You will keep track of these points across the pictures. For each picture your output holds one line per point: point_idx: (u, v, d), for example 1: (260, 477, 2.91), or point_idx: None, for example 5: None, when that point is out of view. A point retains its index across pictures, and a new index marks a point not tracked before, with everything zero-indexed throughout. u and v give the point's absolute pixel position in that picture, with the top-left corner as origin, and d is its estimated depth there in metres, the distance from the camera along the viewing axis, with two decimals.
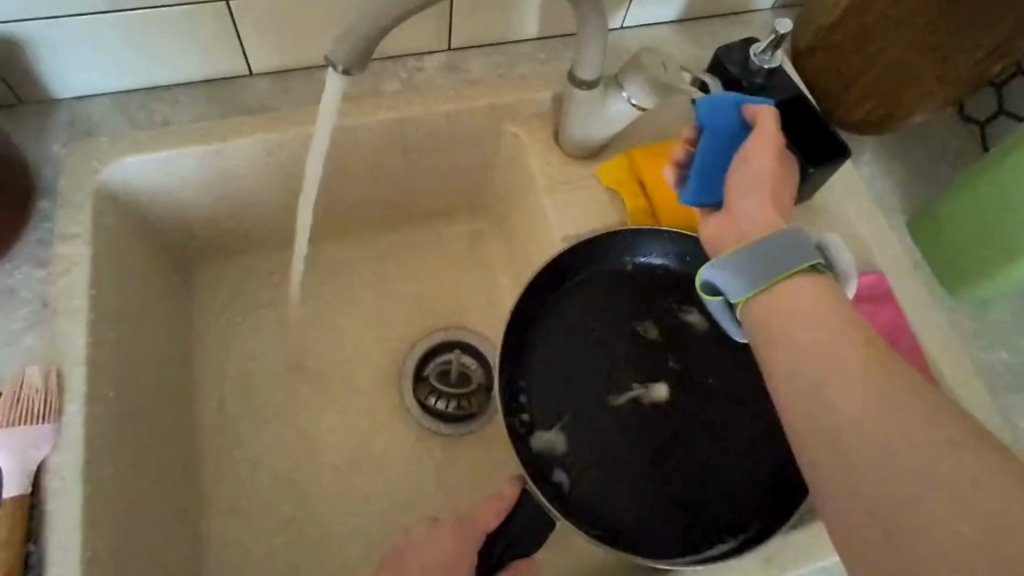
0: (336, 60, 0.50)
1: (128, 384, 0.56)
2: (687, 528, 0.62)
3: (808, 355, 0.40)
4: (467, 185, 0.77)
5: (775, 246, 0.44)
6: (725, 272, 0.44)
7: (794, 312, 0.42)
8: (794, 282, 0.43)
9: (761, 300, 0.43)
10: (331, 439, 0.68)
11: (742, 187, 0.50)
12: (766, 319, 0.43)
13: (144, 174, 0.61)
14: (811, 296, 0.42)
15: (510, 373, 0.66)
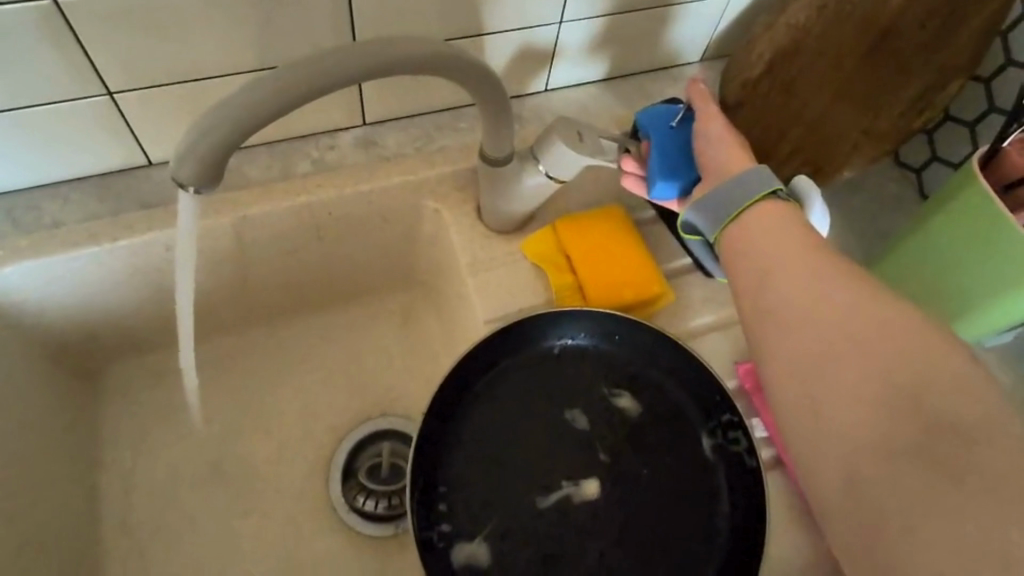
0: (183, 178, 0.41)
1: (11, 511, 0.53)
2: None
3: (768, 290, 0.41)
4: (394, 261, 0.72)
5: (735, 184, 0.46)
6: (698, 211, 0.46)
7: (754, 238, 0.43)
8: (765, 214, 0.44)
9: (731, 231, 0.45)
10: (251, 549, 0.63)
11: (714, 147, 0.51)
12: (735, 249, 0.44)
13: (27, 281, 0.58)
14: (791, 230, 0.43)
15: (425, 477, 0.52)
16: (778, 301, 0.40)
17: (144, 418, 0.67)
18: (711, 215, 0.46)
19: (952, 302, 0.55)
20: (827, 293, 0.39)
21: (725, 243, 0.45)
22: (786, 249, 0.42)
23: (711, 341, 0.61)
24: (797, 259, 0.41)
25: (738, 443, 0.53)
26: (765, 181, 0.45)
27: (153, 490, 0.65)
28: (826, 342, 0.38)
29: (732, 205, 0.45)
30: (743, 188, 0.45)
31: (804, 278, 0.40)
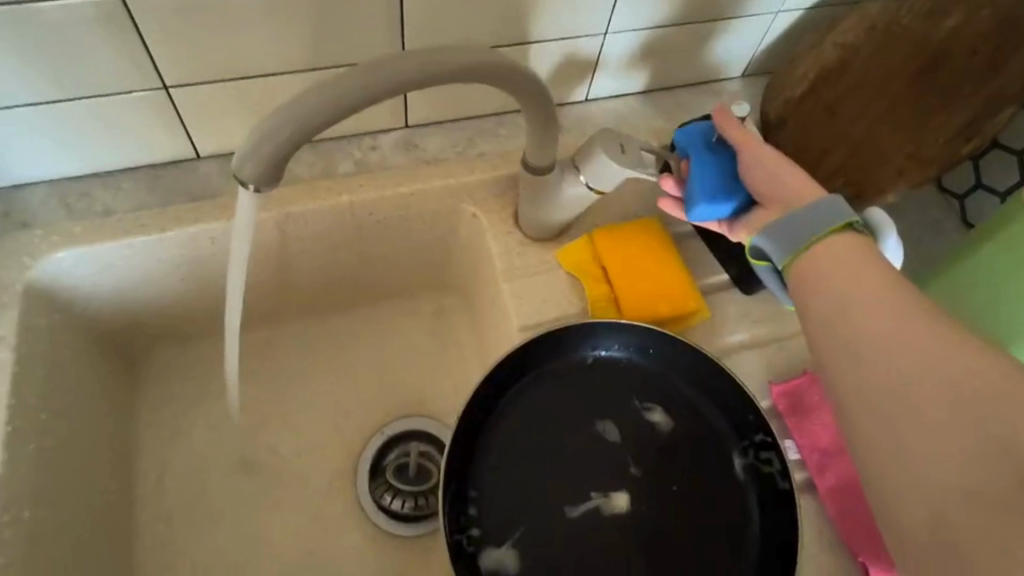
0: (245, 178, 0.42)
1: (55, 488, 0.55)
2: None
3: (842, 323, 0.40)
4: (429, 263, 0.73)
5: (811, 212, 0.45)
6: (769, 237, 0.45)
7: (829, 266, 0.42)
8: (842, 243, 0.43)
9: (803, 259, 0.44)
10: (277, 537, 0.64)
11: (773, 176, 0.50)
12: (809, 276, 0.43)
13: (77, 266, 0.60)
14: (868, 264, 0.42)
15: (457, 480, 0.53)
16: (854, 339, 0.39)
17: (178, 404, 0.69)
18: (784, 242, 0.45)
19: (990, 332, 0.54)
20: (904, 329, 0.38)
21: (796, 270, 0.44)
22: (862, 283, 0.41)
23: (745, 359, 0.60)
24: (875, 296, 0.40)
25: (770, 464, 0.53)
26: (841, 213, 0.44)
27: (184, 475, 0.66)
28: (897, 379, 0.37)
29: (807, 232, 0.44)
30: (818, 217, 0.44)
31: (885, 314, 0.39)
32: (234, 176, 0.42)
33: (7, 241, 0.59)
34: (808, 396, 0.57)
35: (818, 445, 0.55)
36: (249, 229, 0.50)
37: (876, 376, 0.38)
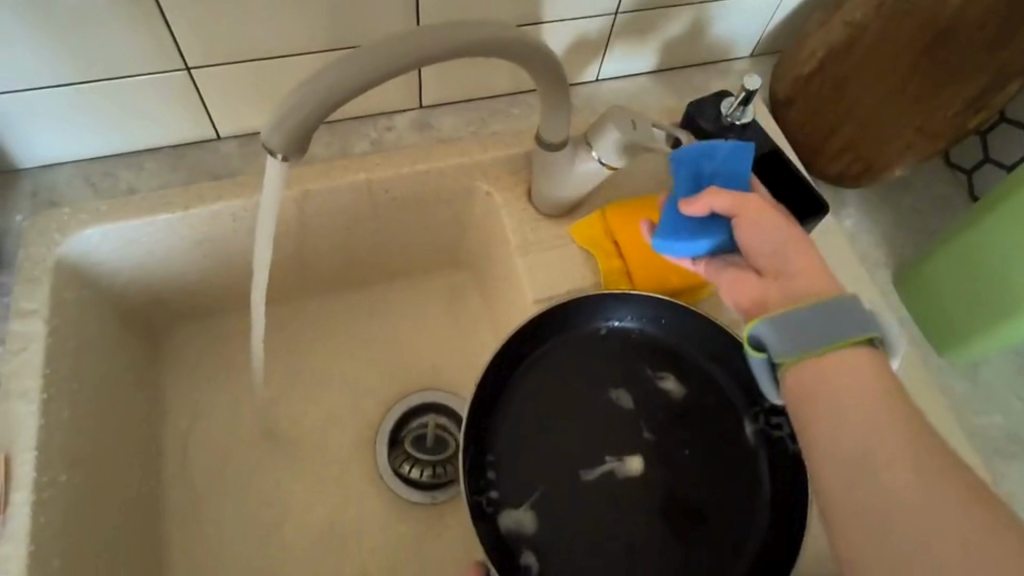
0: (272, 147, 0.44)
1: (88, 456, 0.57)
2: None
3: (857, 455, 0.37)
4: (443, 241, 0.74)
5: (824, 317, 0.40)
6: (774, 330, 0.40)
7: (839, 385, 0.39)
8: (857, 361, 0.39)
9: (807, 366, 0.40)
10: (299, 506, 0.67)
11: (776, 253, 0.45)
12: (810, 389, 0.40)
13: (104, 243, 0.62)
14: (879, 379, 0.38)
15: (476, 445, 0.54)
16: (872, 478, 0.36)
17: (201, 380, 0.71)
18: (791, 340, 0.40)
19: (993, 308, 0.55)
20: (922, 464, 0.35)
21: (797, 374, 0.40)
22: (874, 411, 0.37)
23: None
24: (892, 425, 0.37)
25: (780, 429, 0.55)
26: (861, 320, 0.40)
27: (208, 448, 0.68)
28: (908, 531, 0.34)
29: (818, 339, 0.40)
30: (830, 325, 0.40)
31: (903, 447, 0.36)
32: (263, 147, 0.44)
33: (37, 216, 0.61)
34: None
35: None
36: (278, 191, 0.51)
37: (891, 508, 0.35)
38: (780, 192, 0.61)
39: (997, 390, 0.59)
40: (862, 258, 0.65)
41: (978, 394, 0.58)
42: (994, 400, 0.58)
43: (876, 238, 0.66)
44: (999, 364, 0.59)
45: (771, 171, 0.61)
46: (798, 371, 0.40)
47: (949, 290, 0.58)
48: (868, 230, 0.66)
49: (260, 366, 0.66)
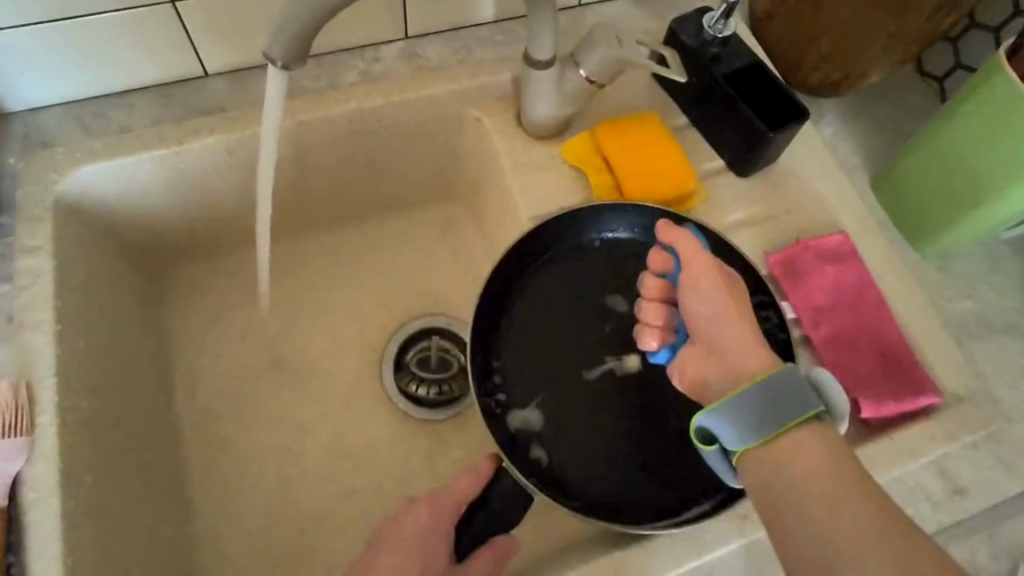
0: (274, 56, 0.44)
1: (103, 386, 0.59)
2: (674, 494, 0.54)
3: (811, 550, 0.37)
4: (436, 173, 0.76)
5: (772, 400, 0.40)
6: (725, 420, 0.40)
7: (793, 472, 0.39)
8: (808, 444, 0.39)
9: (757, 453, 0.40)
10: (312, 430, 0.69)
11: (720, 326, 0.46)
12: (763, 483, 0.40)
13: (102, 181, 0.63)
14: (820, 455, 0.39)
15: (482, 353, 0.57)
16: (830, 565, 0.36)
17: (206, 318, 0.72)
18: (736, 427, 0.40)
19: (970, 195, 0.56)
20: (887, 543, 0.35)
21: (749, 466, 0.40)
22: (827, 488, 0.38)
23: (744, 236, 0.63)
24: (842, 506, 0.37)
25: (768, 321, 0.57)
26: (801, 402, 0.40)
27: (218, 382, 0.70)
28: None
29: (768, 424, 0.40)
30: (780, 408, 0.40)
31: (849, 519, 0.36)
32: (265, 58, 0.45)
33: (31, 157, 0.61)
34: (802, 260, 0.60)
35: (811, 303, 0.59)
36: (278, 118, 0.55)
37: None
38: (756, 104, 0.62)
39: (972, 278, 0.62)
40: (841, 164, 0.67)
41: (954, 283, 0.61)
42: (968, 287, 0.61)
43: (854, 144, 0.68)
44: (972, 256, 0.62)
45: (751, 83, 0.63)
46: (745, 457, 0.41)
47: (921, 187, 0.60)
48: (847, 138, 0.69)
49: (263, 291, 0.70)
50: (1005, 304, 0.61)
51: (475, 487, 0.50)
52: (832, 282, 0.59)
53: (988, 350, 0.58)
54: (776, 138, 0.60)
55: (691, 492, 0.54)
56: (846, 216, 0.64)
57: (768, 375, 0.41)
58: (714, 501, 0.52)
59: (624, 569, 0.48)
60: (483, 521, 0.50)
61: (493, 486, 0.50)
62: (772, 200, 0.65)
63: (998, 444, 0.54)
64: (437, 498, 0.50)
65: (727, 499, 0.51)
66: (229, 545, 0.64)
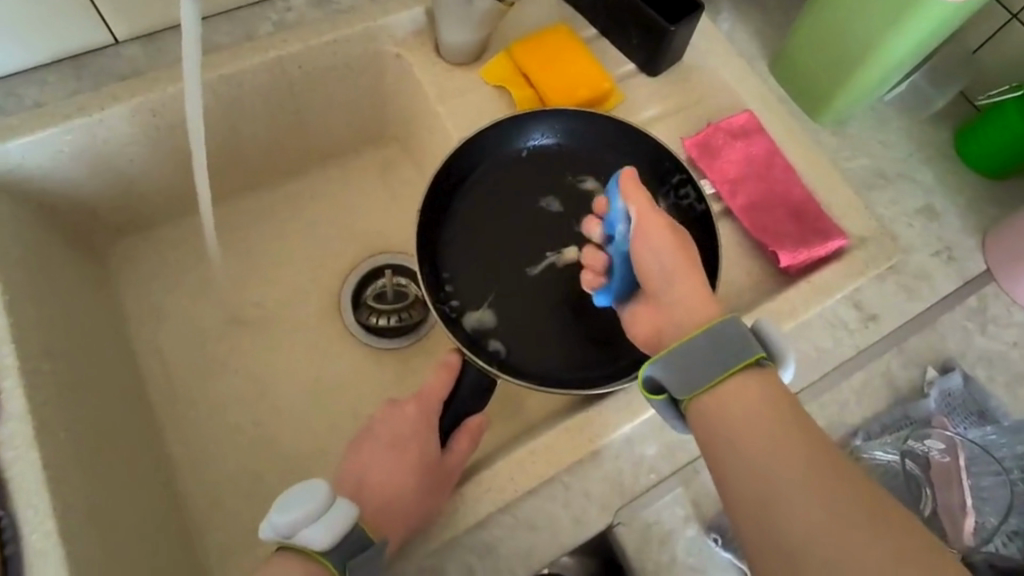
0: None
1: (61, 355, 0.60)
2: (616, 360, 0.60)
3: (754, 484, 0.39)
4: (366, 117, 0.78)
5: (712, 348, 0.42)
6: (668, 369, 0.42)
7: (737, 416, 0.40)
8: (748, 391, 0.41)
9: (704, 400, 0.42)
10: (283, 376, 0.72)
11: (671, 280, 0.48)
12: (710, 424, 0.41)
13: (26, 158, 0.63)
14: (767, 419, 0.40)
15: (431, 267, 0.62)
16: (767, 491, 0.38)
17: (160, 288, 0.75)
18: (680, 376, 0.42)
19: (857, 51, 0.61)
20: (814, 470, 0.38)
21: (697, 412, 0.42)
22: (763, 430, 0.40)
23: (658, 129, 0.68)
24: (779, 444, 0.39)
25: (688, 198, 0.63)
26: (739, 345, 0.42)
27: (182, 341, 0.73)
28: (803, 528, 0.37)
29: (709, 372, 0.42)
30: (721, 356, 0.42)
31: (788, 456, 0.39)
32: None
33: None
34: (716, 138, 0.65)
35: (727, 177, 0.64)
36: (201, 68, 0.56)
37: (784, 513, 0.37)
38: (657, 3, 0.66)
39: (864, 138, 0.68)
40: (740, 54, 0.72)
41: (848, 145, 0.68)
42: (862, 147, 0.68)
43: (750, 35, 0.73)
44: (862, 119, 0.69)
45: None
46: (693, 405, 0.42)
47: (809, 63, 0.66)
48: (743, 30, 0.73)
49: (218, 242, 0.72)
50: (894, 156, 0.67)
51: (447, 382, 0.55)
52: (748, 154, 0.64)
53: (884, 197, 0.65)
54: (676, 31, 0.64)
55: (633, 356, 0.60)
56: (750, 99, 0.69)
57: (709, 326, 0.43)
58: None
59: (586, 427, 0.54)
60: (457, 403, 0.55)
61: (462, 376, 0.56)
62: (680, 94, 0.69)
63: (897, 274, 0.61)
64: (421, 398, 0.54)
65: None
66: (217, 491, 0.67)
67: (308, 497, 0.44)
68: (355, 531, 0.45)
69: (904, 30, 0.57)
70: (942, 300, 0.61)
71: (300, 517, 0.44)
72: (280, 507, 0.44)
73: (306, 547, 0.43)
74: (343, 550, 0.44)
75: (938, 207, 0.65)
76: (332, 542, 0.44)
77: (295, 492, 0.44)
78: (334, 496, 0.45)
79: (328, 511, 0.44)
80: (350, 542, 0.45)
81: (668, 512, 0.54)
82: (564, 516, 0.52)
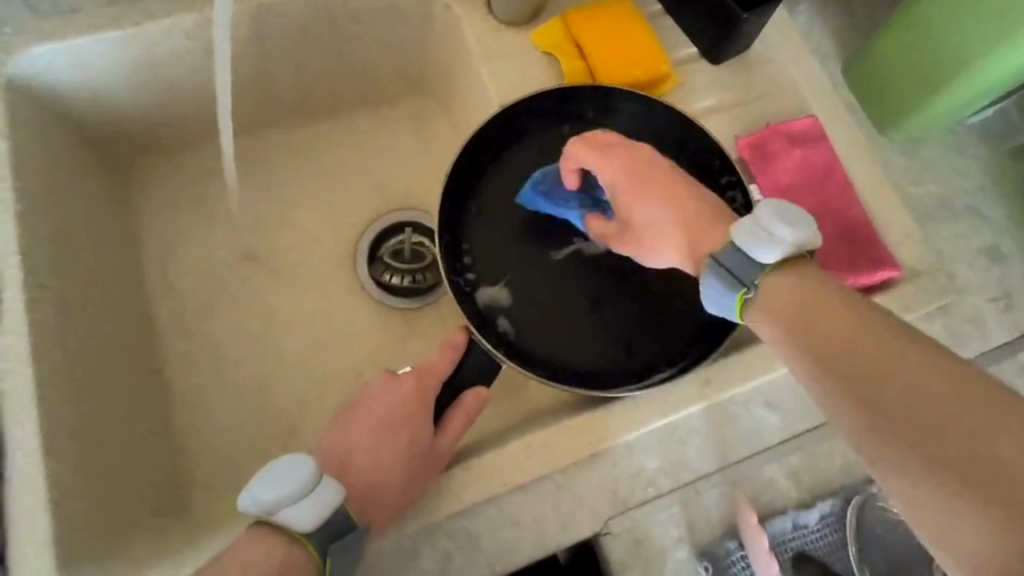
0: None
1: (68, 272, 0.59)
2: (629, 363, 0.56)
3: (820, 367, 0.39)
4: (407, 66, 0.74)
5: (724, 276, 0.45)
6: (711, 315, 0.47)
7: (787, 314, 0.42)
8: (784, 287, 0.43)
9: (756, 312, 0.44)
10: (288, 322, 0.70)
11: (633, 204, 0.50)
12: (772, 332, 0.43)
13: (55, 64, 0.61)
14: (813, 302, 0.41)
15: (451, 235, 0.59)
16: (831, 369, 0.39)
17: (176, 214, 0.73)
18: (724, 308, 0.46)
19: (945, 65, 0.55)
20: (867, 339, 0.38)
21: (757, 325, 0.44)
22: (811, 313, 0.41)
23: (713, 121, 0.63)
24: (826, 322, 0.40)
25: (734, 202, 0.58)
26: (732, 282, 0.44)
27: (192, 272, 0.71)
28: (874, 393, 0.37)
29: (737, 295, 0.45)
30: (731, 277, 0.44)
31: (837, 332, 0.40)
32: None
33: None
34: (772, 141, 0.60)
35: (779, 185, 0.59)
36: None
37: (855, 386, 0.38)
38: None
39: (934, 161, 0.63)
40: (813, 52, 0.66)
41: (916, 167, 0.62)
42: (931, 171, 0.62)
43: (828, 32, 0.67)
44: (937, 141, 0.63)
45: None
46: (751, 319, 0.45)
47: (888, 72, 0.60)
48: (821, 26, 0.67)
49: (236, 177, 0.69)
50: (965, 187, 0.62)
51: (449, 363, 0.52)
52: (805, 162, 0.59)
53: (946, 229, 0.60)
54: (748, 20, 0.58)
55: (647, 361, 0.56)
56: (817, 101, 0.63)
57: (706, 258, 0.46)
58: (674, 367, 0.54)
59: (588, 427, 0.51)
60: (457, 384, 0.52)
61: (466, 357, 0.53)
62: (745, 85, 0.64)
63: (947, 315, 0.57)
64: (421, 375, 0.51)
65: (683, 365, 0.54)
66: (207, 430, 0.66)
67: (291, 475, 0.42)
68: (339, 513, 0.42)
69: (1006, 49, 0.52)
70: (991, 349, 0.56)
71: (282, 496, 0.42)
72: (262, 481, 0.42)
73: (286, 527, 0.41)
74: (325, 532, 0.42)
75: (1003, 249, 0.60)
76: (314, 522, 0.41)
77: (278, 468, 0.42)
78: (317, 474, 0.42)
79: (310, 490, 0.42)
80: (334, 524, 0.42)
81: (660, 528, 0.52)
82: (551, 515, 0.50)
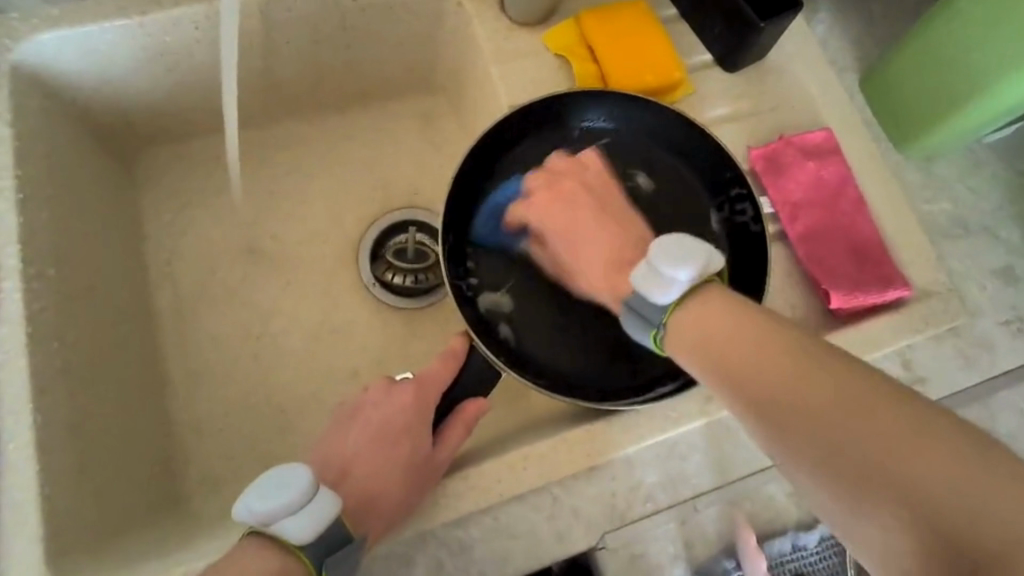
0: None
1: (69, 262, 0.59)
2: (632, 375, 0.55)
3: (762, 400, 0.37)
4: (417, 63, 0.73)
5: (640, 318, 0.45)
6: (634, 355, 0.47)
7: (721, 342, 0.40)
8: (720, 313, 0.41)
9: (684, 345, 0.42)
10: (289, 318, 0.70)
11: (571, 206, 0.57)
12: (705, 362, 0.41)
13: (62, 51, 0.60)
14: (754, 328, 0.40)
15: (455, 238, 0.58)
16: (775, 401, 0.37)
17: (180, 205, 0.72)
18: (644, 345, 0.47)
19: (964, 84, 0.54)
20: (807, 367, 0.37)
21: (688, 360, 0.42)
22: (749, 340, 0.39)
23: (726, 130, 0.62)
24: (764, 349, 0.39)
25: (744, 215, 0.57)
26: (642, 325, 0.45)
27: (194, 263, 0.70)
28: (828, 428, 0.35)
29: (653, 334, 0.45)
30: (646, 318, 0.45)
31: (777, 357, 0.38)
32: None
33: None
34: (785, 153, 0.59)
35: (790, 199, 0.58)
36: None
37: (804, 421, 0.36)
38: None
39: (949, 179, 0.61)
40: (830, 62, 0.65)
41: (931, 184, 0.61)
42: (946, 189, 0.61)
43: (846, 43, 0.66)
44: (954, 159, 0.62)
45: None
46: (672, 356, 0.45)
47: (905, 88, 0.59)
48: (839, 36, 0.66)
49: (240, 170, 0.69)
50: (980, 207, 0.61)
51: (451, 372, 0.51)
52: (819, 176, 0.58)
53: (959, 249, 0.59)
54: (766, 28, 0.57)
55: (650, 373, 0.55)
56: (832, 114, 0.62)
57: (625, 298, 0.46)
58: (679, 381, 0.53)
59: (587, 439, 0.51)
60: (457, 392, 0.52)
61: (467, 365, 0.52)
62: (758, 94, 0.63)
63: (957, 337, 0.56)
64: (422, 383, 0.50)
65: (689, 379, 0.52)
66: (204, 424, 0.65)
67: (287, 484, 0.41)
68: (336, 525, 0.41)
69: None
70: (1001, 374, 0.55)
71: (278, 508, 0.41)
72: (258, 492, 0.42)
73: (281, 538, 0.40)
74: (321, 545, 0.41)
75: (1017, 272, 0.59)
76: (310, 535, 0.40)
77: (274, 479, 0.42)
78: (314, 486, 0.42)
79: (308, 501, 0.41)
80: (330, 537, 0.41)
81: (654, 542, 0.52)
82: (547, 526, 0.49)
